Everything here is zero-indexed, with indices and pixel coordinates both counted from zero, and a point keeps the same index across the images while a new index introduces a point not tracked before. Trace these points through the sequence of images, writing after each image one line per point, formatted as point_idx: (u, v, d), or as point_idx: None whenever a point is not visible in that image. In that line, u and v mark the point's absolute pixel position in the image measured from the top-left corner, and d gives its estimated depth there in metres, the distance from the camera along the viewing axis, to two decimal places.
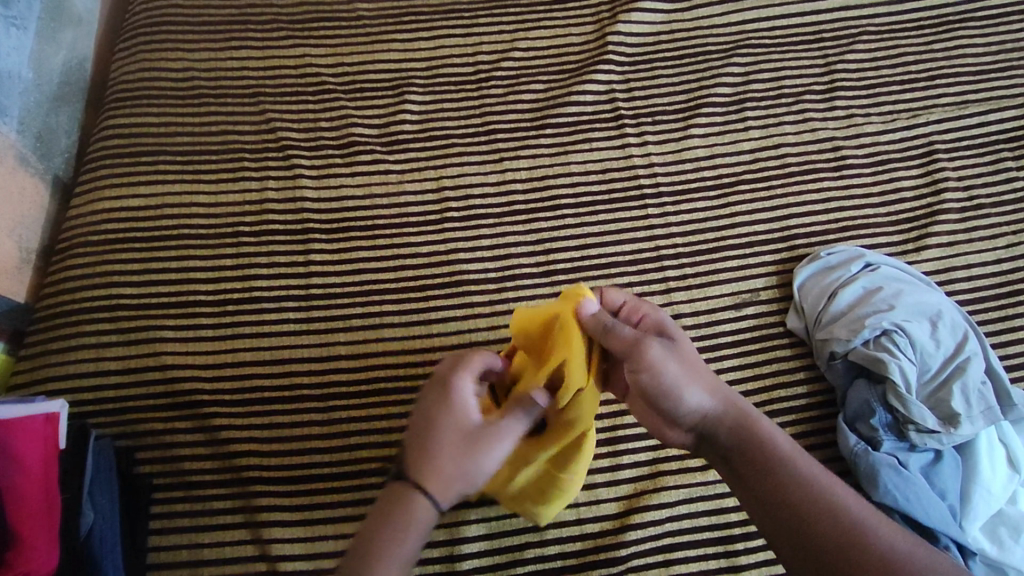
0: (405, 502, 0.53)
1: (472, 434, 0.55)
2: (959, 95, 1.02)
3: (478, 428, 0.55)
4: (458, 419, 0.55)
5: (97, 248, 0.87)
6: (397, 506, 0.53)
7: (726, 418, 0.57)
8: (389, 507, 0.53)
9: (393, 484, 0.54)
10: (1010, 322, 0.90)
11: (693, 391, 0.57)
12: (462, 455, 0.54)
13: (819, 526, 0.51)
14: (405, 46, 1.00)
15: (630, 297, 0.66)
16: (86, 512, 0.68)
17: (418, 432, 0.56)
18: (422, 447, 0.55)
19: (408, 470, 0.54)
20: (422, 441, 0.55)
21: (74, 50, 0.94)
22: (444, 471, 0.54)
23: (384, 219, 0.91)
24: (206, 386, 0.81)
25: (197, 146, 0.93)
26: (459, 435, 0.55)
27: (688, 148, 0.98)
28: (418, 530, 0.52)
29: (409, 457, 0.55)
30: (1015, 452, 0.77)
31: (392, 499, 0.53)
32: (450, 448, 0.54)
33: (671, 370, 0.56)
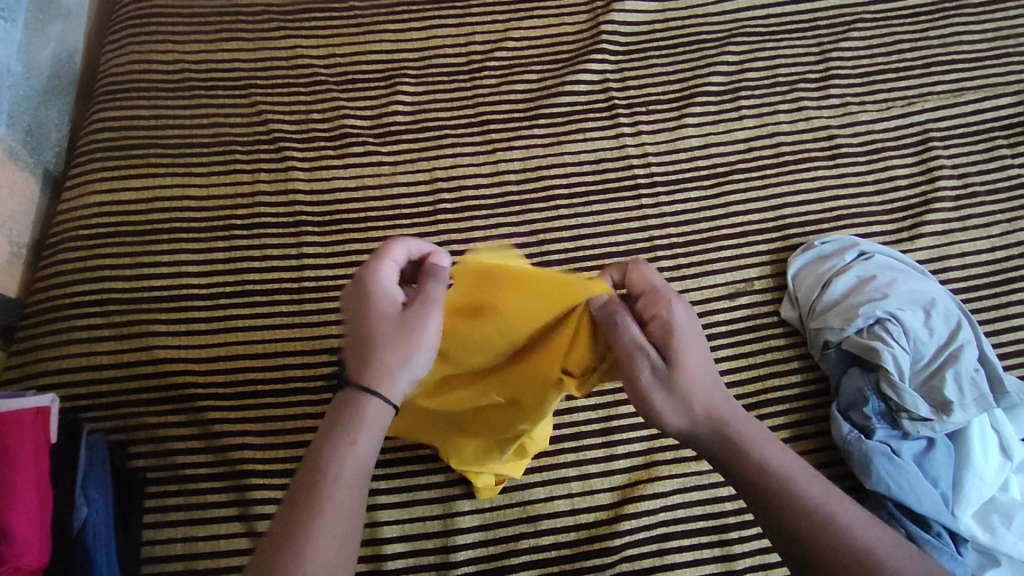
0: (347, 417, 0.47)
1: (401, 321, 0.50)
2: (955, 83, 1.01)
3: (409, 317, 0.50)
4: (384, 316, 0.50)
5: (88, 242, 0.86)
6: (337, 424, 0.47)
7: (716, 440, 0.49)
8: (329, 429, 0.47)
9: (334, 397, 0.49)
10: (1004, 310, 0.90)
11: (683, 412, 0.49)
12: (398, 348, 0.49)
13: (811, 537, 0.47)
14: (397, 36, 0.99)
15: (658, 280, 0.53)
16: (79, 506, 0.69)
17: (350, 340, 0.51)
18: (358, 350, 0.50)
19: (347, 376, 0.49)
20: (355, 344, 0.50)
21: (64, 42, 0.93)
22: (385, 366, 0.49)
23: (376, 211, 0.90)
24: (199, 380, 0.81)
25: (188, 139, 0.92)
26: (387, 326, 0.50)
27: (682, 138, 0.97)
28: (366, 443, 0.47)
29: (346, 365, 0.50)
30: (1008, 439, 0.77)
31: (333, 417, 0.48)
32: (383, 342, 0.49)
33: (658, 390, 0.49)
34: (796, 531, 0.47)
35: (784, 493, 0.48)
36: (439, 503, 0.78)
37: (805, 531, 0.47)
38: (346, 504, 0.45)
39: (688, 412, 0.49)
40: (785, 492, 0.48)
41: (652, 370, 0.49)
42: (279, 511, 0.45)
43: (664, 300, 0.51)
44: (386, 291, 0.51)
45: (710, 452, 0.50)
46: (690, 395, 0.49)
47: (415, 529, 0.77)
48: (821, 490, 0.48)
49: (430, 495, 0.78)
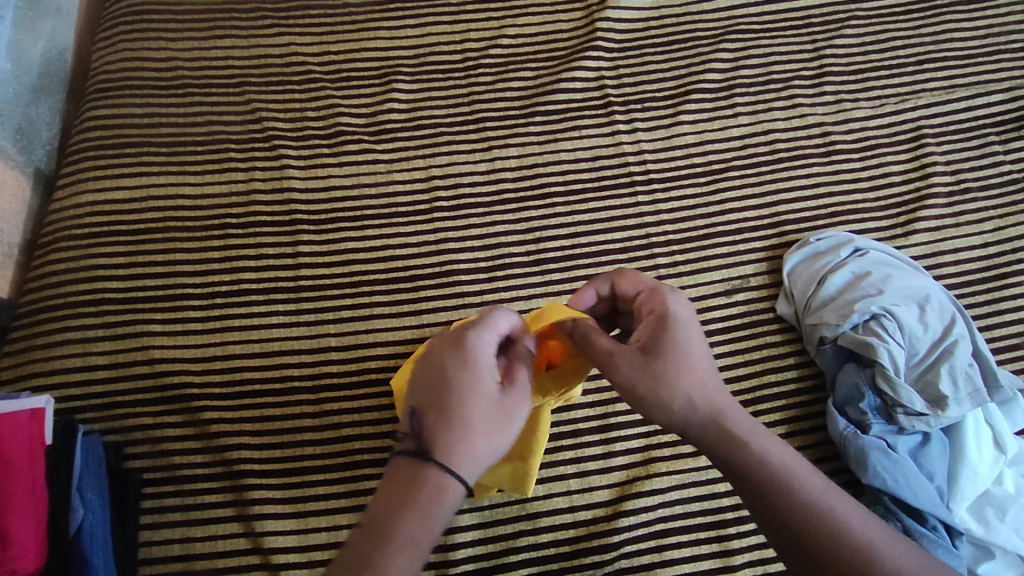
0: (425, 484, 0.48)
1: (492, 408, 0.51)
2: (947, 80, 1.02)
3: (500, 408, 0.52)
4: (481, 394, 0.51)
5: (82, 241, 0.86)
6: (415, 486, 0.48)
7: (707, 430, 0.53)
8: (408, 487, 0.48)
9: (412, 455, 0.50)
10: (997, 305, 0.91)
11: (673, 403, 0.53)
12: (488, 432, 0.51)
13: (810, 537, 0.49)
14: (391, 34, 0.99)
15: (648, 284, 0.61)
16: (75, 509, 0.68)
17: (435, 404, 0.51)
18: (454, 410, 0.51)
19: (428, 442, 0.50)
20: (442, 404, 0.51)
21: (54, 40, 0.92)
22: (468, 447, 0.50)
23: (373, 209, 0.90)
24: (195, 380, 0.80)
25: (181, 137, 0.92)
26: (482, 405, 0.51)
27: (677, 135, 0.97)
28: (439, 516, 0.48)
29: (422, 424, 0.51)
30: (1001, 432, 0.78)
31: (410, 474, 0.49)
32: (473, 418, 0.51)
33: (647, 388, 0.54)
34: (790, 532, 0.50)
35: (778, 495, 0.51)
36: None
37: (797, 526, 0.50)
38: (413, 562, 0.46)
39: (683, 407, 0.53)
40: (786, 489, 0.51)
41: (634, 363, 0.54)
42: (353, 545, 0.47)
43: (662, 297, 0.59)
44: (489, 364, 0.53)
45: (709, 446, 0.54)
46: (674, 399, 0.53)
47: None
48: (821, 491, 0.51)
49: None
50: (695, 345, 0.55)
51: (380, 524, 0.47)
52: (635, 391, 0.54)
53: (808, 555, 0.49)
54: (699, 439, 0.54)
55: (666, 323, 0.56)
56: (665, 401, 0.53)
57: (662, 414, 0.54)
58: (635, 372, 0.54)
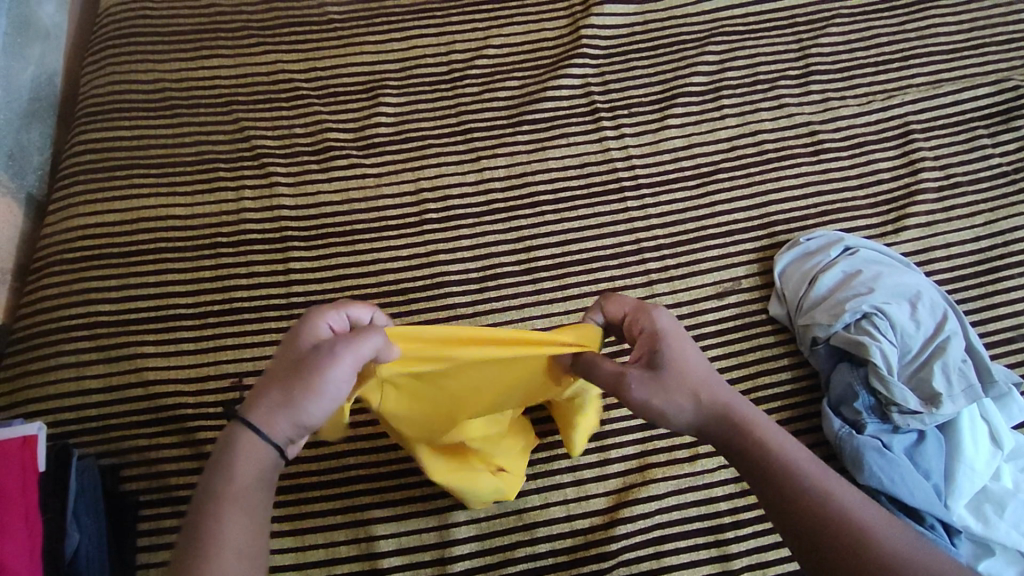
0: (231, 453, 0.50)
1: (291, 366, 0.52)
2: (934, 75, 1.02)
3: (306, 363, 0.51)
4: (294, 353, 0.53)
5: (74, 265, 0.86)
6: (223, 459, 0.50)
7: (716, 424, 0.55)
8: (215, 464, 0.50)
9: (223, 432, 0.51)
10: (991, 299, 0.90)
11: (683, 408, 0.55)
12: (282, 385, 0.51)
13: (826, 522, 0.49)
14: (377, 47, 1.00)
15: (628, 310, 0.61)
16: (69, 534, 0.68)
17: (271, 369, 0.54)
18: (270, 370, 0.53)
19: (245, 402, 0.52)
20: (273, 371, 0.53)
21: (43, 65, 0.93)
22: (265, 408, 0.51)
23: (363, 224, 0.90)
24: (190, 400, 0.81)
25: (171, 158, 0.92)
26: (296, 361, 0.52)
27: (665, 139, 0.97)
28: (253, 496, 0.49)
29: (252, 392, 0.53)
30: (997, 428, 0.78)
31: (218, 450, 0.50)
32: (283, 371, 0.52)
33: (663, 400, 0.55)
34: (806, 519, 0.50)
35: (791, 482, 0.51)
36: (434, 515, 0.78)
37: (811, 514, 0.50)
38: (243, 520, 0.48)
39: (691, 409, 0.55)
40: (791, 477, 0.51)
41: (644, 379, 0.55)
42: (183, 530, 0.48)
43: (650, 313, 0.59)
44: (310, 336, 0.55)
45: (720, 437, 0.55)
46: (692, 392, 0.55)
47: (410, 541, 0.77)
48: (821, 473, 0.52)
49: (425, 507, 0.78)
50: (696, 349, 0.57)
51: (202, 500, 0.48)
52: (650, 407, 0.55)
53: (834, 554, 0.48)
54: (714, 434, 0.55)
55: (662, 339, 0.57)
56: (678, 405, 0.55)
57: (675, 418, 0.56)
58: (648, 388, 0.55)
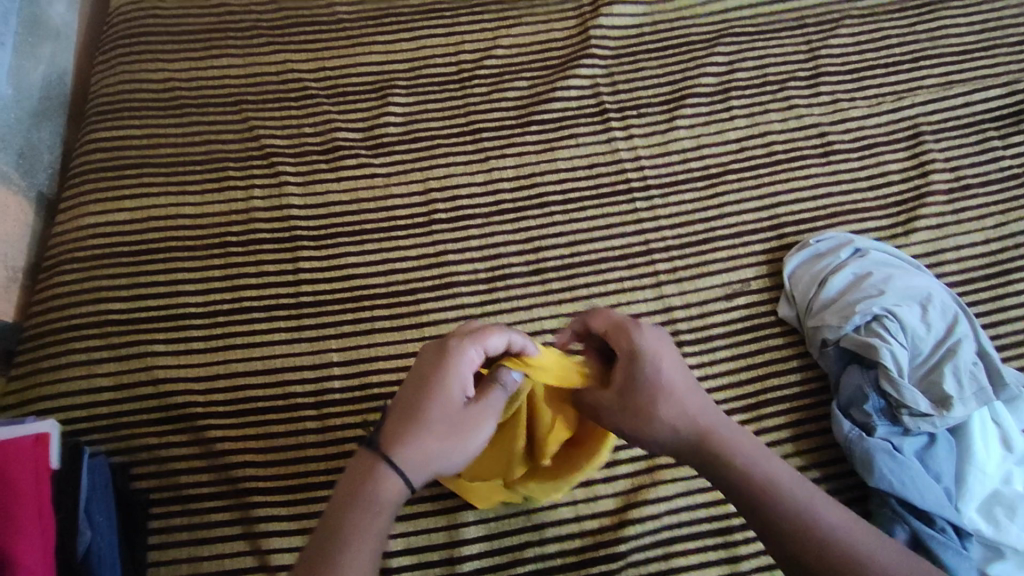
0: (375, 471, 0.51)
1: (454, 413, 0.54)
2: (944, 76, 1.02)
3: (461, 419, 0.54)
4: (449, 399, 0.54)
5: (85, 264, 0.86)
6: (365, 477, 0.51)
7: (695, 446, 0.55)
8: (357, 480, 0.52)
9: (364, 448, 0.53)
10: (1001, 301, 0.90)
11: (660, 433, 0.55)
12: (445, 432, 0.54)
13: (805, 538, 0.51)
14: (386, 47, 1.00)
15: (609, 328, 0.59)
16: (82, 531, 0.68)
17: (410, 392, 0.54)
18: (410, 411, 0.53)
19: (386, 436, 0.53)
20: (407, 402, 0.54)
21: (53, 64, 0.93)
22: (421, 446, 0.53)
23: (372, 223, 0.91)
24: (200, 399, 0.81)
25: (181, 157, 0.92)
26: (449, 413, 0.54)
27: (674, 140, 0.97)
28: (386, 510, 0.51)
29: (392, 415, 0.54)
30: (1008, 431, 0.77)
31: (362, 466, 0.52)
32: (436, 422, 0.53)
33: (643, 419, 0.55)
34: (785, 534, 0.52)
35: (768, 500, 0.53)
36: (443, 514, 0.78)
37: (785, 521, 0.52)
38: (373, 542, 0.49)
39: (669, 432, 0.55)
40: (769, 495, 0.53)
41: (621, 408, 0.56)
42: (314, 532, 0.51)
43: (628, 331, 0.57)
44: (462, 379, 0.54)
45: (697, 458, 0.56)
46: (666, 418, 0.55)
47: (419, 541, 0.77)
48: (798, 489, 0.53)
49: (434, 507, 0.78)
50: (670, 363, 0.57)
51: (336, 512, 0.50)
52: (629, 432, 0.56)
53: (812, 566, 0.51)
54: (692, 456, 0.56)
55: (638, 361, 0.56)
56: (655, 431, 0.55)
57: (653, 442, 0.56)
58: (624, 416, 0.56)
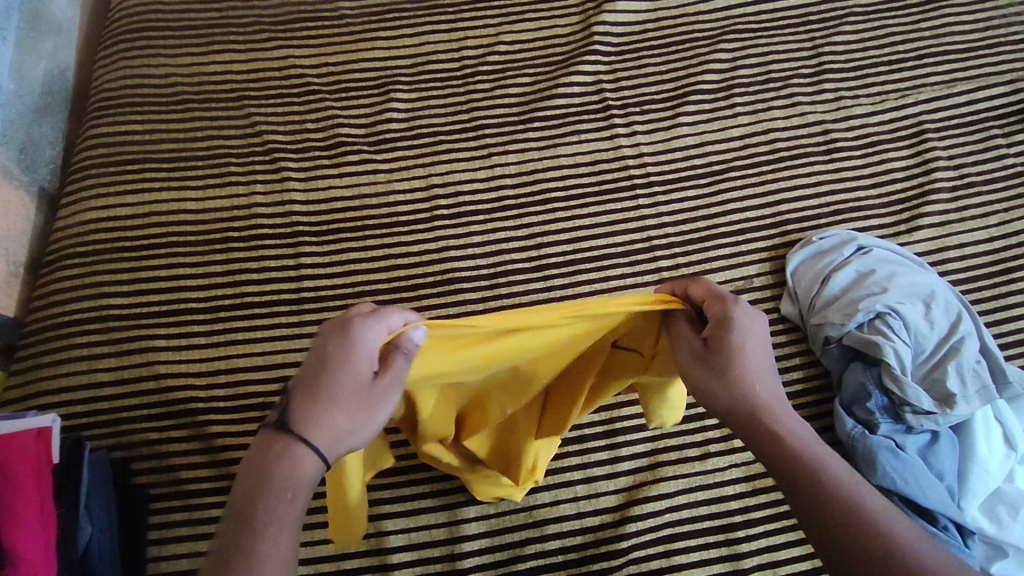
0: (285, 455, 0.46)
1: (360, 388, 0.46)
2: (949, 74, 1.01)
3: (367, 391, 0.46)
4: (352, 374, 0.46)
5: (86, 259, 0.86)
6: (275, 460, 0.46)
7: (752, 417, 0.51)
8: (262, 462, 0.46)
9: (271, 429, 0.47)
10: (1004, 300, 0.90)
11: (724, 392, 0.51)
12: (350, 409, 0.46)
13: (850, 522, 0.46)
14: (388, 43, 0.99)
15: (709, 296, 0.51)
16: (82, 526, 0.68)
17: (309, 372, 0.47)
18: (313, 390, 0.47)
19: (292, 417, 0.47)
20: (311, 382, 0.47)
21: (55, 59, 0.93)
22: (328, 424, 0.46)
23: (374, 219, 0.90)
24: (201, 395, 0.81)
25: (183, 152, 0.92)
26: (353, 387, 0.46)
27: (677, 136, 0.97)
28: (298, 494, 0.45)
29: (294, 399, 0.47)
30: (1012, 429, 0.77)
31: (268, 449, 0.46)
32: (341, 397, 0.46)
33: (712, 380, 0.50)
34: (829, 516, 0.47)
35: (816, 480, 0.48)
36: (445, 511, 0.78)
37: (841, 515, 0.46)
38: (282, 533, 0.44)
39: (731, 394, 0.51)
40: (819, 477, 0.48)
41: (699, 352, 0.50)
42: (221, 525, 0.45)
43: (726, 301, 0.50)
44: (369, 352, 0.46)
45: (753, 432, 0.51)
46: (737, 380, 0.50)
47: (420, 537, 0.77)
48: (852, 480, 0.49)
49: (435, 503, 0.78)
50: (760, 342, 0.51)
51: (243, 502, 0.45)
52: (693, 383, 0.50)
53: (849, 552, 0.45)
54: (750, 426, 0.51)
55: (730, 327, 0.49)
56: (718, 388, 0.50)
57: (712, 401, 0.51)
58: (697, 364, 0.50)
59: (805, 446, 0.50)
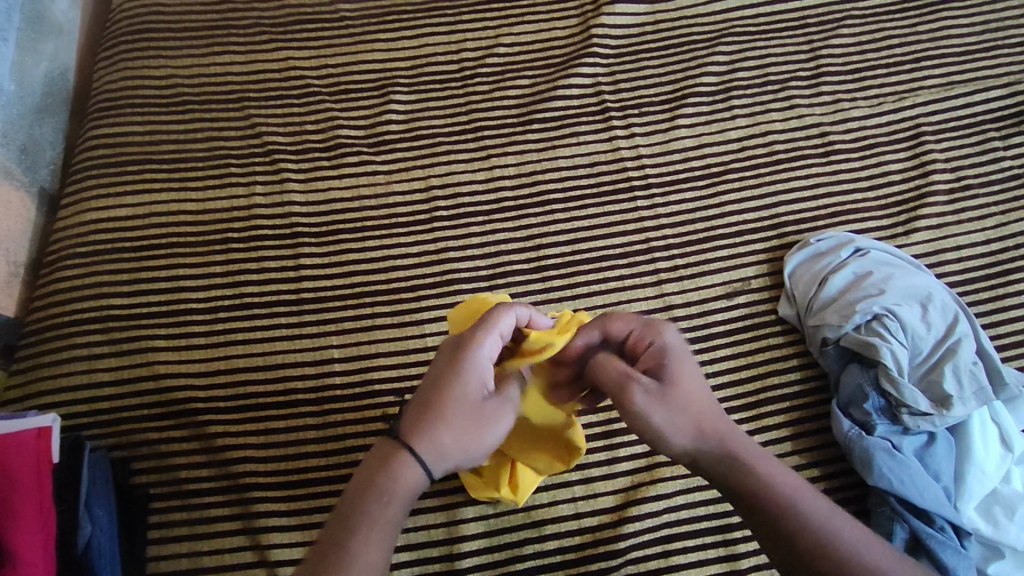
0: (391, 462, 0.51)
1: (474, 407, 0.55)
2: (946, 77, 1.02)
3: (484, 412, 0.55)
4: (470, 395, 0.55)
5: (87, 259, 0.87)
6: (379, 472, 0.51)
7: (716, 452, 0.53)
8: (374, 469, 0.51)
9: (383, 439, 0.53)
10: (1000, 302, 0.90)
11: (684, 431, 0.54)
12: (469, 429, 0.54)
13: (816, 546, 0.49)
14: (388, 46, 1.00)
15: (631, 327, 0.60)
16: (82, 526, 0.69)
17: (430, 394, 0.54)
18: (426, 402, 0.54)
19: (405, 426, 0.53)
20: (432, 402, 0.54)
21: (56, 60, 0.93)
22: (450, 443, 0.53)
23: (373, 220, 0.91)
24: (200, 395, 0.81)
25: (183, 153, 0.92)
26: (473, 407, 0.55)
27: (675, 138, 0.97)
28: (400, 500, 0.51)
29: (415, 419, 0.54)
30: (1007, 430, 0.77)
31: (380, 457, 0.52)
32: (460, 417, 0.54)
33: (662, 417, 0.54)
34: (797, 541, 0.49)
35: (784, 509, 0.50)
36: (443, 511, 0.78)
37: (799, 529, 0.50)
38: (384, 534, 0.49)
39: (690, 433, 0.54)
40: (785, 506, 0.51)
41: (649, 392, 0.55)
42: (324, 530, 0.50)
43: (657, 332, 0.59)
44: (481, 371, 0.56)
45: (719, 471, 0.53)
46: (691, 417, 0.54)
47: (419, 538, 0.77)
48: (817, 505, 0.51)
49: (434, 503, 0.78)
50: (697, 375, 0.57)
51: (350, 506, 0.50)
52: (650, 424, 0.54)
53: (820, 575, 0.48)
54: (715, 463, 0.53)
55: (665, 360, 0.57)
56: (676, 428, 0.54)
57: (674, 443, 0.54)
58: (651, 403, 0.54)
59: (768, 476, 0.52)
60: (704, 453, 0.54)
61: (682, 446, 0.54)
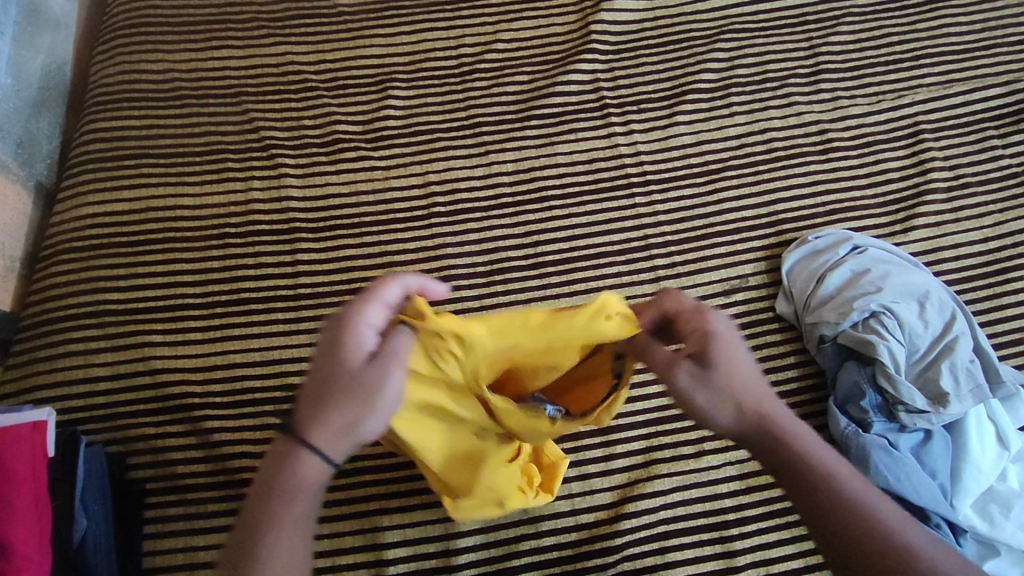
0: (289, 457, 0.48)
1: (353, 380, 0.48)
2: (945, 75, 1.02)
3: (365, 382, 0.48)
4: (347, 369, 0.48)
5: (83, 254, 0.86)
6: (278, 469, 0.48)
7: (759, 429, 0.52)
8: (274, 466, 0.48)
9: (280, 434, 0.50)
10: (998, 300, 0.90)
11: (726, 410, 0.52)
12: (352, 405, 0.48)
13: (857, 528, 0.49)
14: (386, 41, 1.00)
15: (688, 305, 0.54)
16: (78, 519, 0.69)
17: (313, 377, 0.50)
18: (313, 386, 0.49)
19: (297, 415, 0.49)
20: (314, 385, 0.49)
21: (53, 54, 0.93)
22: (332, 423, 0.48)
23: (371, 216, 0.90)
24: (197, 390, 0.81)
25: (179, 148, 0.92)
26: (352, 383, 0.48)
27: (673, 135, 0.97)
28: (306, 495, 0.48)
29: (300, 404, 0.50)
30: (1004, 428, 0.77)
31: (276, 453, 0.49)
32: (341, 394, 0.48)
33: (707, 398, 0.51)
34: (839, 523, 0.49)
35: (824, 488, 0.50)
36: (438, 507, 0.78)
37: (840, 518, 0.49)
38: (292, 534, 0.46)
39: (735, 411, 0.52)
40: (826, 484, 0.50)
41: (693, 376, 0.51)
42: (233, 534, 0.48)
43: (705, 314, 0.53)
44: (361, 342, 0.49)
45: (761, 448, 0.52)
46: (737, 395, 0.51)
47: (415, 533, 0.77)
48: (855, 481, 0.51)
49: (431, 499, 0.78)
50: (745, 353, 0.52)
51: (254, 507, 0.48)
52: (694, 407, 0.52)
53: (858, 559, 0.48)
54: (757, 440, 0.52)
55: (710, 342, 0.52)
56: (718, 409, 0.51)
57: (718, 423, 0.52)
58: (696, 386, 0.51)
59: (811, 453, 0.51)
60: (746, 431, 0.52)
61: (724, 425, 0.52)
